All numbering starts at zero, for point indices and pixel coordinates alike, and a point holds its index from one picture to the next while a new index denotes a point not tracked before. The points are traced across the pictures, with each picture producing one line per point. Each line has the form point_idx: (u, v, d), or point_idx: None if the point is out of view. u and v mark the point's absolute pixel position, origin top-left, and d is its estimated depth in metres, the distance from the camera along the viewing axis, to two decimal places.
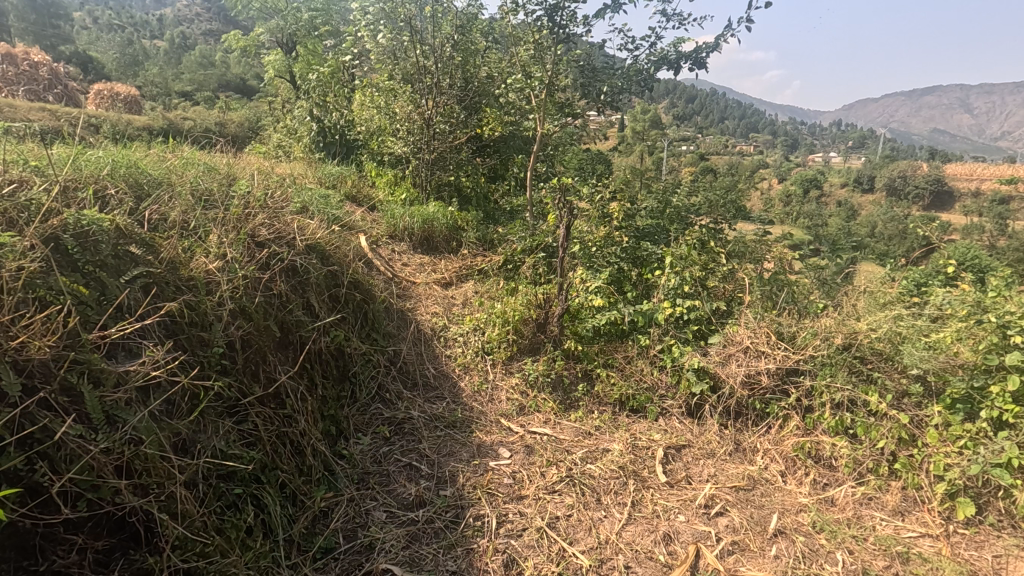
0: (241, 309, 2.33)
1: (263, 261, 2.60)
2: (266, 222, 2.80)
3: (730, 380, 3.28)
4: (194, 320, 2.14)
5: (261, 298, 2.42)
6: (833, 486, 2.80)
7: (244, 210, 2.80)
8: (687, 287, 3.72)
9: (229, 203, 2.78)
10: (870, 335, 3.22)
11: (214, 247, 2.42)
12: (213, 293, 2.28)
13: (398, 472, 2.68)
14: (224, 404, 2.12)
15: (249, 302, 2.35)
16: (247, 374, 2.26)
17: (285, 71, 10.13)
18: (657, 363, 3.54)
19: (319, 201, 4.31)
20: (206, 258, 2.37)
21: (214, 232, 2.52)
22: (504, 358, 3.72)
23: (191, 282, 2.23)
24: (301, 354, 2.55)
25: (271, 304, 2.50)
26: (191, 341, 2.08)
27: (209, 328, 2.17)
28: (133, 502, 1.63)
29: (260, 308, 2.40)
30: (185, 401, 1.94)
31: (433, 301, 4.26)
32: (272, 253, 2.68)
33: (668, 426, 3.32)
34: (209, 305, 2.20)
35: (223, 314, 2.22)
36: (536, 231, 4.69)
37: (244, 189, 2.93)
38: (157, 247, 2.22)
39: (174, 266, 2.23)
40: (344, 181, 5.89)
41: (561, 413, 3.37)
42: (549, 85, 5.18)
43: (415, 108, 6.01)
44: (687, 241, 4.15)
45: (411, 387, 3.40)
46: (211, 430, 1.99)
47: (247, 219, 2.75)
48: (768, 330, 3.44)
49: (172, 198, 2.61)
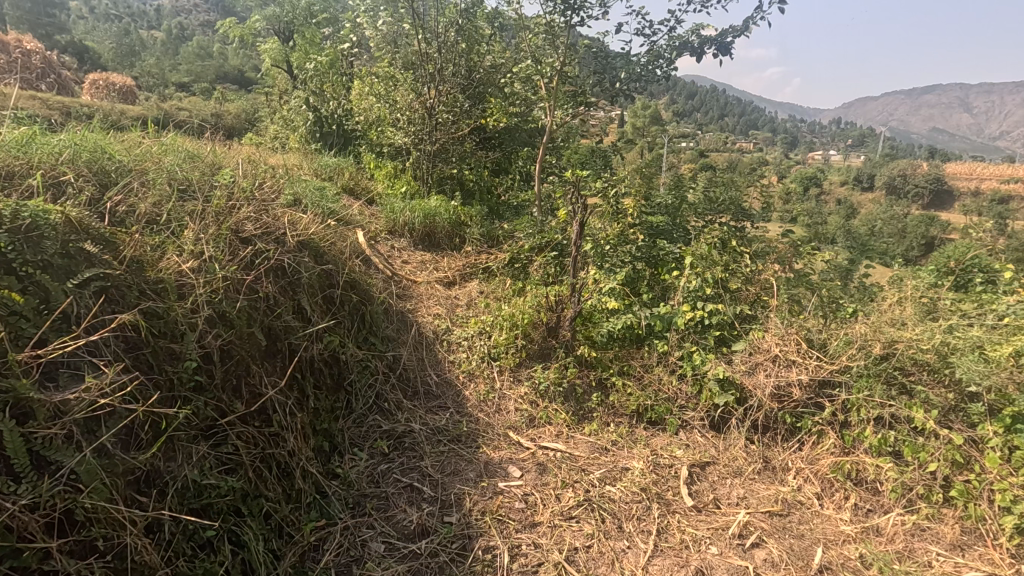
0: (220, 315, 2.06)
1: (247, 259, 2.32)
2: (251, 215, 2.52)
3: (758, 391, 3.06)
4: (162, 331, 1.87)
5: (244, 302, 2.14)
6: (878, 514, 2.57)
7: (227, 201, 2.52)
8: (709, 289, 3.49)
9: (209, 194, 2.50)
10: (908, 342, 2.96)
11: (189, 244, 2.15)
12: (187, 298, 2.00)
13: (398, 495, 2.42)
14: (199, 426, 1.86)
15: (228, 307, 2.07)
16: (227, 390, 2.00)
17: (282, 60, 9.81)
18: (677, 371, 3.31)
19: (315, 194, 4.03)
20: (179, 257, 2.10)
21: (190, 227, 2.24)
22: (512, 364, 3.44)
23: (158, 285, 1.96)
24: (291, 363, 2.28)
25: (257, 308, 2.23)
26: (157, 357, 1.82)
27: (180, 339, 1.90)
28: (67, 567, 1.38)
29: (244, 313, 2.13)
30: (146, 431, 1.69)
31: (436, 302, 3.99)
32: (258, 250, 2.40)
33: (690, 441, 3.08)
34: (179, 313, 1.93)
35: (197, 322, 1.94)
36: (545, 227, 4.43)
37: (228, 178, 2.64)
38: (119, 245, 1.95)
39: (138, 267, 1.95)
40: (342, 174, 5.62)
41: (574, 426, 3.11)
42: (559, 73, 4.89)
43: (416, 97, 5.73)
44: (708, 240, 3.88)
45: (412, 396, 3.14)
46: (180, 459, 1.74)
47: (230, 212, 2.47)
48: (797, 337, 3.21)
49: (143, 188, 2.33)
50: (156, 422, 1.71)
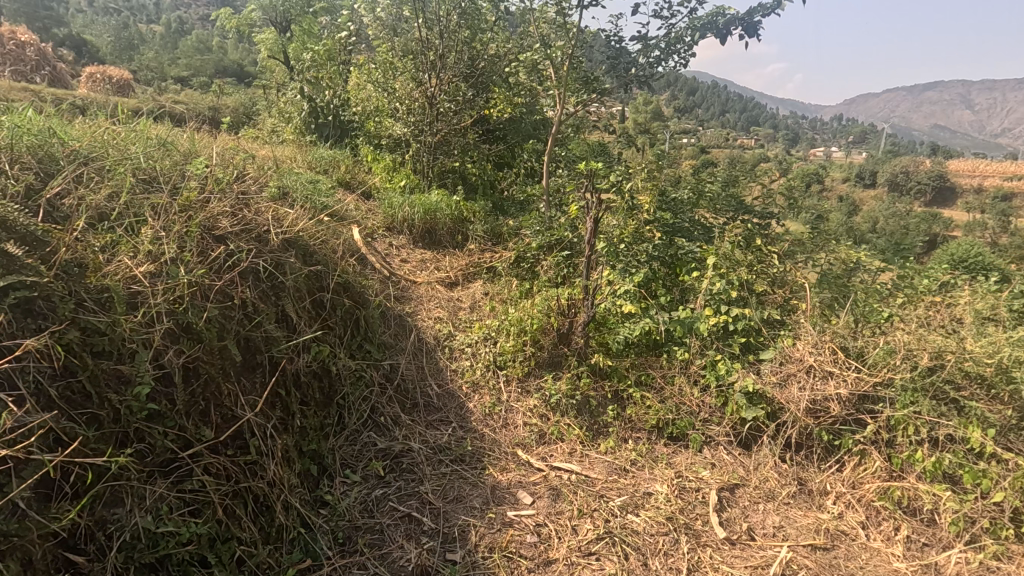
0: (182, 328, 1.80)
1: (220, 261, 2.05)
2: (227, 210, 2.25)
3: (792, 406, 2.81)
4: (105, 352, 1.61)
5: (213, 312, 1.88)
6: (936, 549, 2.30)
7: (199, 194, 2.25)
8: (734, 292, 3.23)
9: (178, 186, 2.23)
10: (978, 361, 2.70)
11: (145, 244, 1.88)
12: (141, 308, 1.74)
13: (394, 527, 2.16)
14: (154, 462, 1.61)
15: (194, 318, 1.81)
16: (193, 414, 1.74)
17: (279, 51, 9.49)
18: (700, 382, 3.06)
19: (306, 188, 3.73)
20: (132, 260, 1.84)
21: (150, 224, 1.97)
22: (520, 374, 3.15)
23: (100, 294, 1.69)
24: (271, 380, 2.01)
25: (230, 317, 1.96)
26: (97, 384, 1.56)
27: (129, 360, 1.64)
28: None
29: (215, 324, 1.87)
30: (70, 483, 1.43)
31: (437, 304, 3.70)
32: (234, 250, 2.13)
33: (716, 459, 2.81)
34: (127, 328, 1.66)
35: (151, 339, 1.69)
36: (554, 224, 4.15)
37: (201, 168, 2.37)
38: (54, 245, 1.69)
39: (78, 272, 1.69)
40: (337, 167, 5.33)
41: (589, 443, 2.84)
42: (571, 59, 4.59)
43: (417, 86, 5.45)
44: (731, 240, 3.65)
45: (411, 409, 2.87)
46: (127, 506, 1.51)
47: (202, 207, 2.19)
48: (832, 345, 2.97)
49: (97, 179, 2.06)
50: (83, 471, 1.46)
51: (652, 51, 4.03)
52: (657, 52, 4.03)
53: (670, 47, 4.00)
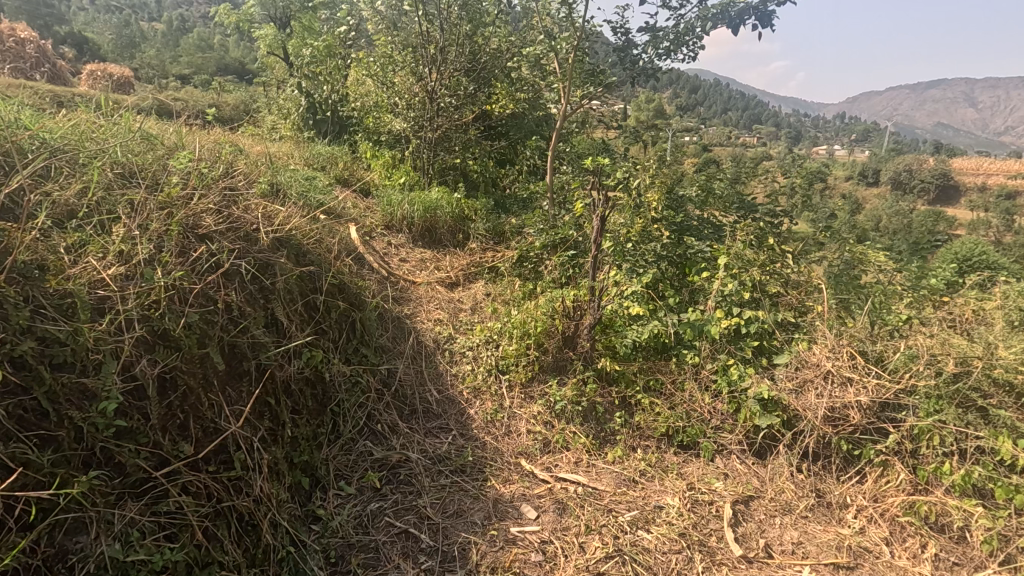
0: (155, 336, 1.71)
1: (202, 262, 1.94)
2: (212, 207, 2.13)
3: (810, 414, 2.67)
4: (65, 364, 1.52)
5: (192, 317, 1.77)
6: (967, 569, 2.18)
7: (182, 190, 2.13)
8: (746, 294, 3.11)
9: (159, 182, 2.12)
10: (1010, 368, 2.62)
11: (115, 245, 1.79)
12: (107, 316, 1.65)
13: (390, 545, 2.04)
14: (124, 483, 1.51)
15: (171, 325, 1.72)
16: (169, 429, 1.65)
17: (278, 48, 9.35)
18: (711, 388, 2.94)
19: (301, 185, 3.61)
20: (99, 262, 1.75)
21: (122, 223, 1.87)
22: (523, 380, 3.01)
23: (62, 300, 1.59)
24: (258, 389, 1.89)
25: (213, 322, 1.84)
26: (56, 400, 1.46)
27: (93, 372, 1.55)
28: None
29: (195, 331, 1.77)
30: (14, 517, 1.32)
31: (437, 305, 3.57)
32: (218, 249, 2.02)
33: (728, 469, 2.69)
34: (91, 337, 1.57)
35: (122, 347, 1.60)
36: (557, 223, 4.02)
37: (185, 162, 2.25)
38: (10, 244, 1.58)
39: (38, 275, 1.61)
40: (335, 164, 5.21)
41: (596, 453, 2.71)
42: (576, 52, 4.45)
43: (417, 81, 5.32)
44: (743, 238, 3.51)
45: (409, 416, 2.75)
46: (90, 535, 1.40)
47: (184, 203, 2.08)
48: (850, 349, 2.84)
49: (68, 176, 1.95)
50: (28, 506, 1.33)
51: (660, 43, 3.89)
52: (666, 44, 3.90)
53: (679, 39, 3.86)
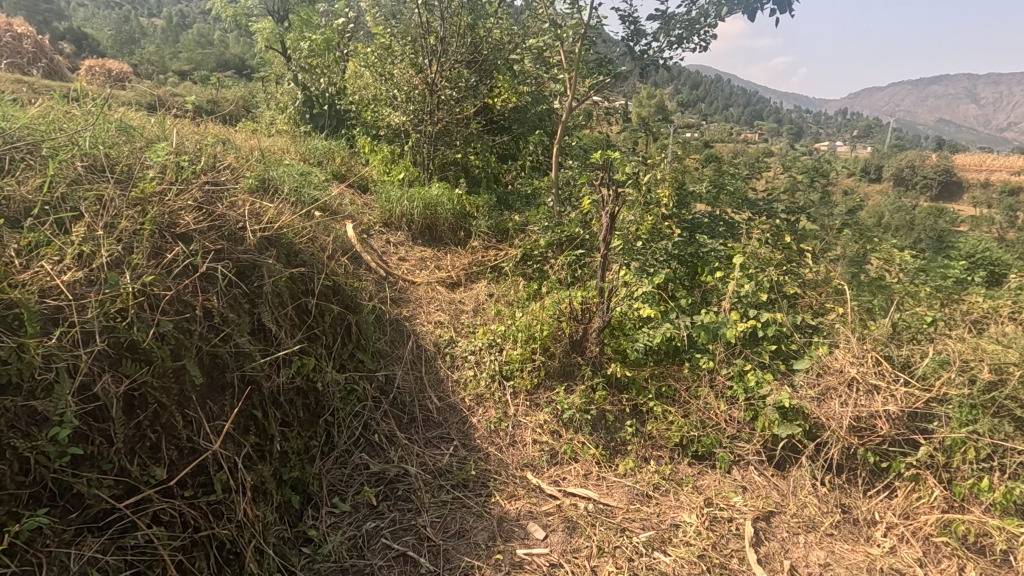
0: (115, 349, 1.56)
1: (179, 264, 1.79)
2: (191, 205, 1.99)
3: (834, 424, 2.52)
4: (8, 384, 1.37)
5: (166, 326, 1.63)
6: None
7: (157, 186, 1.99)
8: (763, 295, 2.98)
9: (134, 178, 1.98)
10: None
11: (74, 249, 1.65)
12: (59, 328, 1.51)
13: (388, 570, 1.90)
14: (79, 518, 1.40)
15: (141, 335, 1.57)
16: (135, 453, 1.52)
17: (276, 41, 9.16)
18: (726, 394, 2.79)
19: (294, 180, 3.45)
20: (54, 266, 1.61)
21: (84, 224, 1.73)
22: (529, 386, 2.85)
23: (6, 311, 1.43)
24: (241, 403, 1.76)
25: (190, 332, 1.70)
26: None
27: (44, 394, 1.41)
28: None
29: (169, 342, 1.63)
30: None
31: (437, 307, 3.41)
32: (198, 251, 1.87)
33: (746, 481, 2.54)
34: (40, 353, 1.42)
35: (79, 363, 1.47)
36: (563, 219, 3.86)
37: (162, 156, 2.10)
38: None
39: None
40: (332, 159, 5.06)
41: (606, 465, 2.56)
42: (583, 41, 4.27)
43: (417, 72, 5.13)
44: (759, 236, 3.34)
45: (409, 425, 2.60)
46: None
47: (159, 201, 1.94)
48: (875, 354, 2.69)
49: (29, 173, 1.82)
50: None
51: (672, 31, 3.71)
52: (678, 32, 3.72)
53: (691, 26, 3.68)
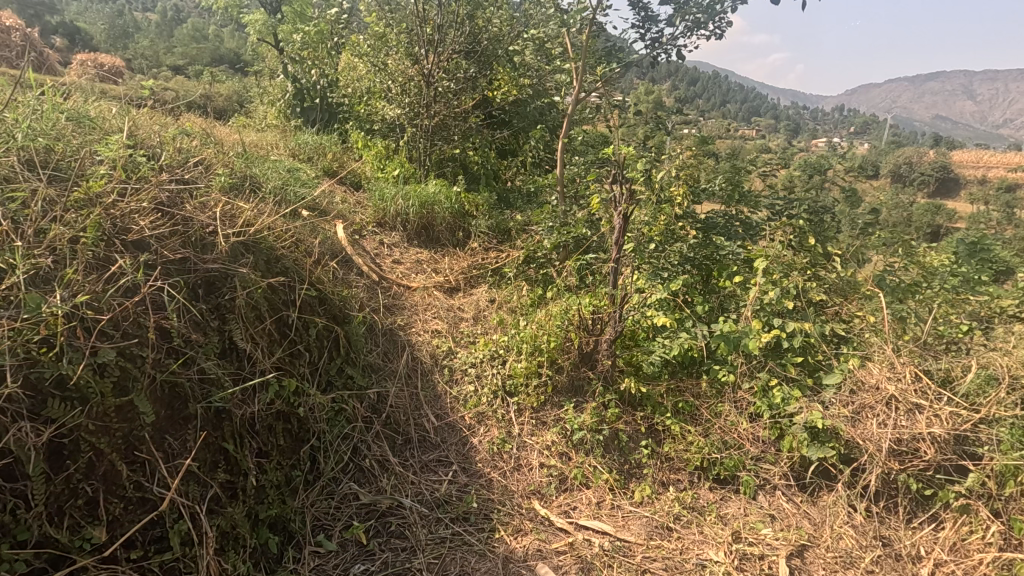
0: (33, 389, 1.33)
1: (125, 282, 1.58)
2: (141, 211, 1.76)
3: (872, 447, 2.29)
4: None
5: (107, 357, 1.42)
6: None
7: (105, 187, 1.75)
8: (788, 302, 2.73)
9: (77, 180, 1.75)
10: None
11: None
12: None
13: None
14: None
15: (71, 369, 1.35)
16: (63, 512, 1.32)
17: (269, 34, 8.82)
18: (749, 411, 2.56)
19: (279, 177, 3.19)
20: None
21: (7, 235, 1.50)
22: (535, 403, 2.61)
23: None
24: (200, 440, 1.56)
25: (141, 359, 1.50)
26: None
27: None
28: None
29: (111, 375, 1.42)
30: None
31: (434, 314, 3.16)
32: (148, 265, 1.66)
33: (775, 508, 2.32)
34: None
35: None
36: (568, 219, 3.61)
37: (114, 152, 1.87)
38: None
39: None
40: (324, 155, 4.81)
41: (621, 491, 2.33)
42: (591, 28, 4.02)
43: (413, 63, 4.85)
44: (782, 239, 3.10)
45: (404, 447, 2.36)
46: None
47: (105, 205, 1.71)
48: (914, 369, 2.46)
49: None
50: None
51: (688, 15, 3.47)
52: (694, 17, 3.48)
53: (709, 11, 3.45)
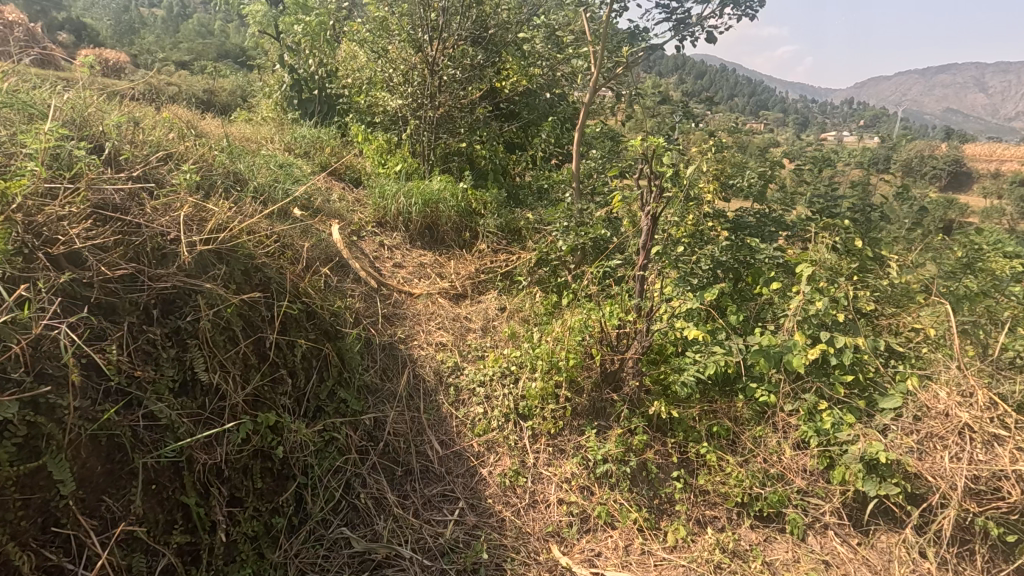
0: None
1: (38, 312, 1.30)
2: (70, 220, 1.50)
3: (945, 484, 2.00)
4: None
5: (11, 412, 1.16)
6: None
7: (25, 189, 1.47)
8: (840, 313, 2.38)
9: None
10: None
11: None
12: None
13: None
14: None
15: None
16: None
17: (270, 25, 8.50)
18: (797, 438, 2.25)
19: (267, 173, 2.92)
20: None
21: None
22: (552, 428, 2.31)
23: None
24: (138, 505, 1.32)
25: (59, 410, 1.24)
26: None
27: None
28: None
29: (14, 436, 1.16)
30: None
31: (438, 325, 2.86)
32: (75, 290, 1.41)
33: (829, 553, 2.02)
34: None
35: None
36: (584, 218, 3.30)
37: (46, 147, 1.60)
38: None
39: None
40: (321, 150, 4.53)
41: (651, 534, 2.03)
42: (610, 8, 3.69)
43: (415, 50, 4.54)
44: (826, 240, 2.73)
45: (405, 481, 2.06)
46: None
47: (24, 212, 1.43)
48: (990, 394, 2.15)
49: None
50: None
51: None
52: None
53: None
